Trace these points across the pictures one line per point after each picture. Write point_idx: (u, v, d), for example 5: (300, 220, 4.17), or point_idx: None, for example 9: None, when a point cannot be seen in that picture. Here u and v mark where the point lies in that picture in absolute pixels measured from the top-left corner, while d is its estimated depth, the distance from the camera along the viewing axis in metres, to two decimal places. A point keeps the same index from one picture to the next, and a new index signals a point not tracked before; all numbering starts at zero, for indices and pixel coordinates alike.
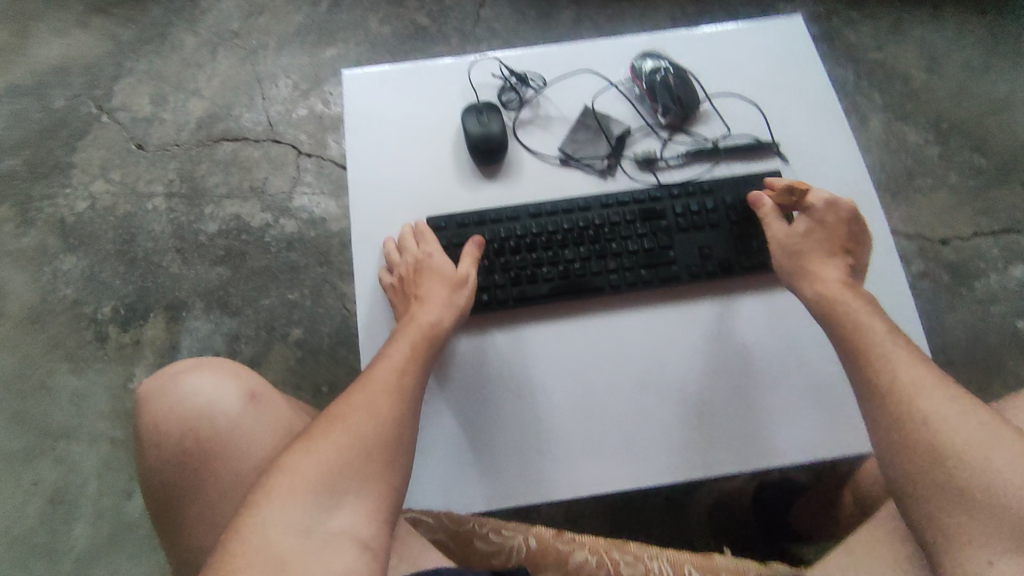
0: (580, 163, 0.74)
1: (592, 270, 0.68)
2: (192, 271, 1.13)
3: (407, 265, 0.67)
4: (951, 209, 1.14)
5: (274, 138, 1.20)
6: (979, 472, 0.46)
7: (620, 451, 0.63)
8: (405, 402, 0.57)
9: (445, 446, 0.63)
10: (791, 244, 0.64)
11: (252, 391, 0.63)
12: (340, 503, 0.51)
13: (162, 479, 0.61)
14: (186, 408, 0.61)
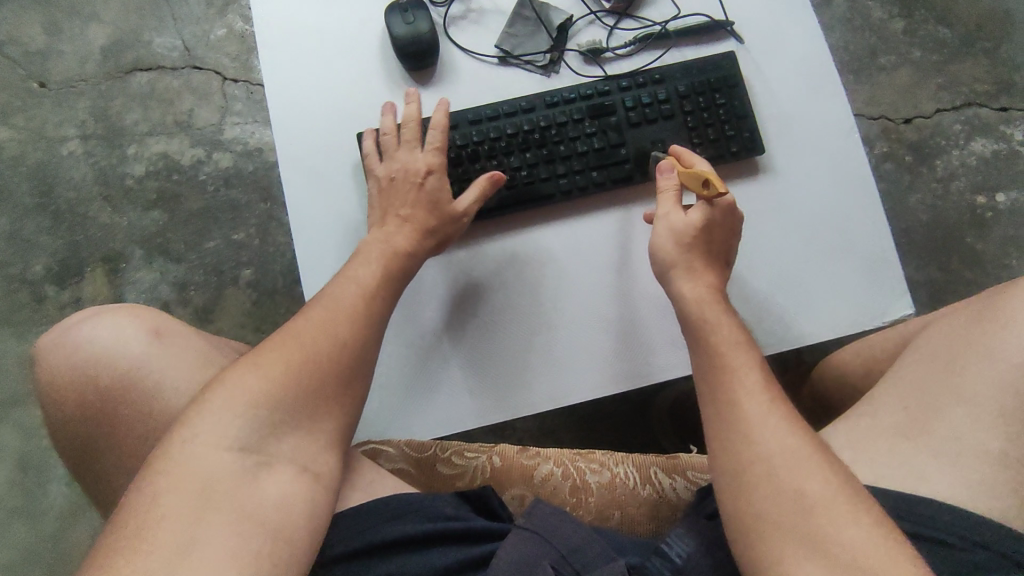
0: (520, 60, 0.68)
1: (540, 177, 0.64)
2: (125, 219, 1.05)
3: (406, 174, 0.62)
4: (915, 87, 1.09)
5: (192, 64, 1.08)
6: (828, 528, 0.44)
7: (582, 362, 0.62)
8: (365, 318, 0.55)
9: (405, 374, 0.61)
10: (685, 233, 0.58)
11: (157, 331, 0.58)
12: (286, 423, 0.48)
13: (71, 435, 0.57)
14: (84, 358, 0.56)
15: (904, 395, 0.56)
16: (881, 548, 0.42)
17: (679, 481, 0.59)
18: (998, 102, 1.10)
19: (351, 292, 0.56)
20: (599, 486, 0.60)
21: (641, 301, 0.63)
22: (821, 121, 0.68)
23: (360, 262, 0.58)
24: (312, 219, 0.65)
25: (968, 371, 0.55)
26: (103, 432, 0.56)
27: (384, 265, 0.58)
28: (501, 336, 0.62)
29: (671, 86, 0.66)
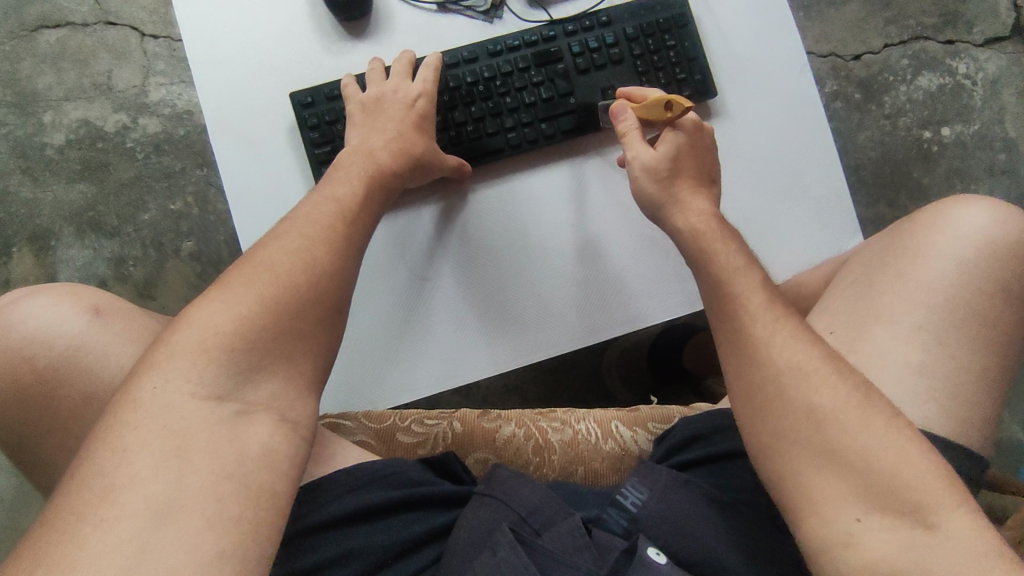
0: (461, 6, 0.64)
1: (488, 132, 0.61)
2: (49, 193, 0.98)
3: (395, 97, 0.58)
4: (864, 21, 1.09)
5: (105, 18, 0.99)
6: (842, 436, 0.43)
7: (553, 315, 0.61)
8: (346, 240, 0.49)
9: (372, 339, 0.59)
10: (663, 165, 0.55)
11: (94, 307, 0.54)
12: (261, 365, 0.41)
13: (8, 427, 0.51)
14: (16, 341, 0.51)
15: (834, 319, 0.57)
16: (896, 452, 0.42)
17: (640, 433, 0.60)
18: (944, 35, 1.11)
19: (327, 215, 0.49)
20: (561, 444, 0.60)
21: (605, 254, 0.62)
22: (773, 60, 0.66)
23: (341, 181, 0.52)
24: (248, 186, 0.61)
25: (885, 291, 0.56)
26: (45, 417, 0.51)
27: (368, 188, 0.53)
28: (467, 295, 0.60)
29: (619, 29, 0.63)
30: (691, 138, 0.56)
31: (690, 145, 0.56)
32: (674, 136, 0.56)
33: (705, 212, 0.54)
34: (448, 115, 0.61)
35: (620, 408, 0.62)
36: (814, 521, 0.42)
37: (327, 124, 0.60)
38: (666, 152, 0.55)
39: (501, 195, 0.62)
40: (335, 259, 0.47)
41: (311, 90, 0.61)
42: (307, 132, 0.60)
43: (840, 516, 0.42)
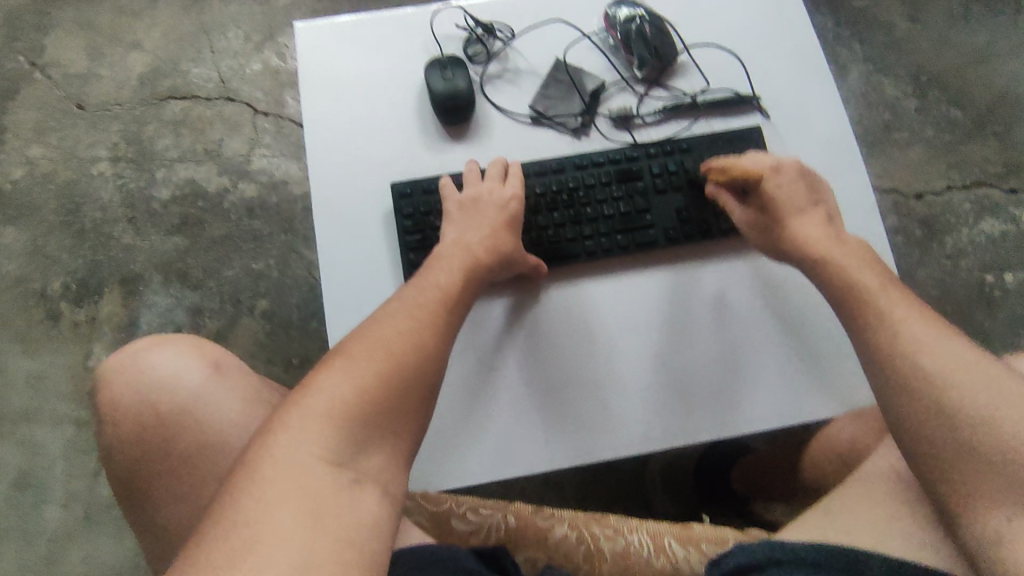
0: (553, 121, 0.71)
1: (567, 237, 0.65)
2: (147, 241, 1.06)
3: (491, 198, 0.62)
4: (926, 164, 1.14)
5: (227, 96, 1.12)
6: (986, 435, 0.44)
7: (637, 413, 0.62)
8: (445, 327, 0.52)
9: (458, 418, 0.61)
10: (759, 218, 0.61)
11: (214, 361, 0.61)
12: (374, 436, 0.44)
13: (123, 460, 0.58)
14: (146, 383, 0.59)
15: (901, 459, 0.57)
16: None
17: (694, 554, 0.59)
18: (1008, 184, 1.13)
19: (431, 302, 0.53)
20: (612, 553, 0.59)
21: (665, 364, 0.63)
22: (842, 196, 0.69)
23: (442, 270, 0.56)
24: (341, 262, 0.66)
25: None
26: (156, 457, 0.58)
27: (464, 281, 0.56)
28: (553, 385, 0.62)
29: (698, 156, 0.68)
30: (783, 181, 0.61)
31: (784, 187, 0.61)
32: (764, 190, 0.61)
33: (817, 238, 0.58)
34: (533, 217, 0.66)
35: (673, 523, 0.62)
36: (966, 514, 0.44)
37: (421, 214, 0.66)
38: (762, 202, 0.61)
39: (569, 295, 0.65)
40: (439, 345, 0.51)
41: (411, 183, 0.67)
42: (401, 220, 0.66)
43: (990, 515, 0.43)
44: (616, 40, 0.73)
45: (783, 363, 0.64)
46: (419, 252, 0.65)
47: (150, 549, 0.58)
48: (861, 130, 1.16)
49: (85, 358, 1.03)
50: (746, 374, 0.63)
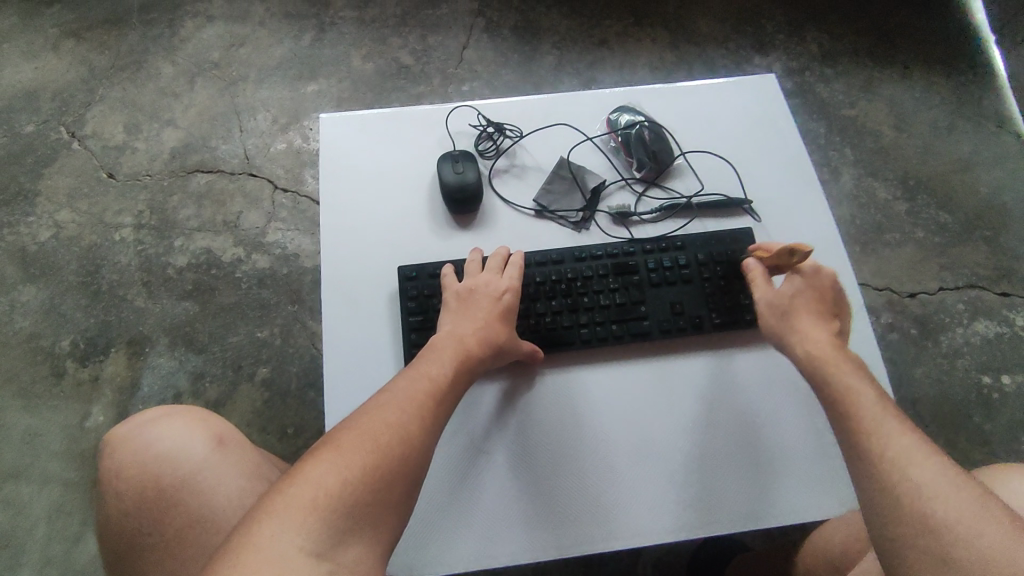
0: (555, 215, 0.75)
1: (564, 325, 0.68)
2: (158, 305, 1.09)
3: (487, 289, 0.65)
4: (918, 264, 1.18)
5: (250, 171, 1.19)
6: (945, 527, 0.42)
7: (624, 506, 0.62)
8: (434, 417, 0.53)
9: (443, 503, 0.61)
10: (782, 302, 0.62)
11: (218, 436, 0.63)
12: (355, 527, 0.44)
13: (118, 533, 0.59)
14: (150, 456, 0.61)
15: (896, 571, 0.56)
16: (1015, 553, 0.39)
17: None
18: (1000, 287, 1.16)
19: (421, 391, 0.54)
20: None
21: (649, 458, 0.64)
22: None
23: (435, 361, 0.57)
24: (344, 339, 0.68)
25: None
26: (149, 532, 0.58)
27: (457, 369, 0.57)
28: (539, 473, 0.63)
29: (691, 253, 0.71)
30: (815, 283, 0.62)
31: (813, 289, 0.62)
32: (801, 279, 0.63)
33: (826, 341, 0.58)
34: (532, 305, 0.68)
35: None
36: None
37: (425, 297, 0.68)
38: (787, 291, 0.62)
39: (554, 383, 0.67)
40: (426, 436, 0.51)
41: (417, 266, 0.70)
42: (405, 302, 0.68)
43: None
44: (617, 143, 0.79)
45: (767, 462, 0.64)
46: (420, 333, 0.67)
47: None
48: (853, 229, 1.20)
49: (82, 418, 1.03)
50: (730, 471, 0.63)
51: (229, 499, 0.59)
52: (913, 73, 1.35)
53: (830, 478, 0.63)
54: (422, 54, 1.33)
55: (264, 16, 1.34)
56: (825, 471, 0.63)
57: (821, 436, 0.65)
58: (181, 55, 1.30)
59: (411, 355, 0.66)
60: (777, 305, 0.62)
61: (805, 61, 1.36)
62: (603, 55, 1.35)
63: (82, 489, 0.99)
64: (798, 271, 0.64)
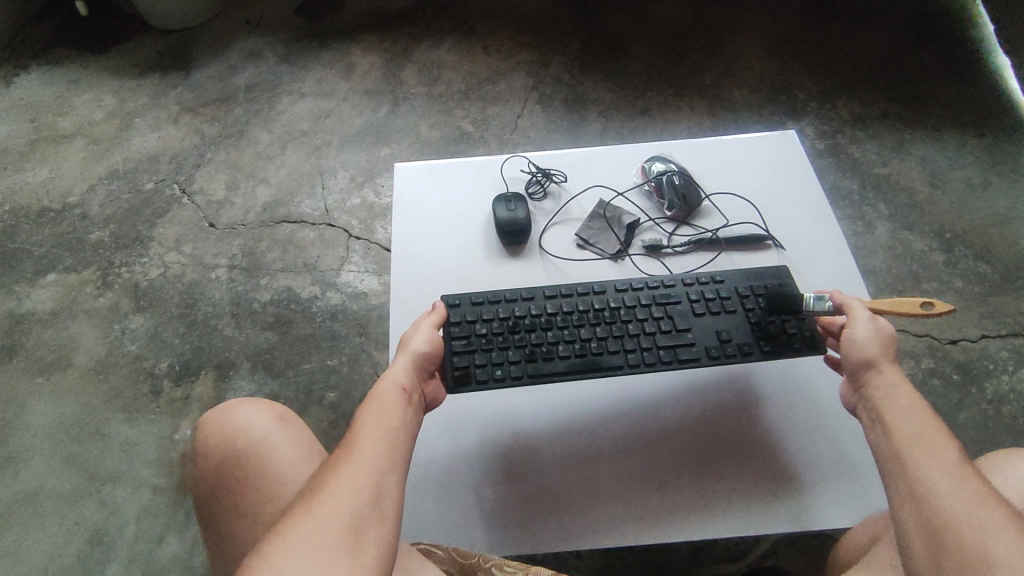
0: (595, 247, 0.85)
1: (608, 348, 0.70)
2: (244, 335, 1.24)
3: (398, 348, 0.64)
4: (958, 312, 1.20)
5: (328, 222, 1.36)
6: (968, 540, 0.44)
7: (627, 504, 0.65)
8: (369, 465, 0.52)
9: (464, 480, 0.66)
10: (894, 339, 0.60)
11: (281, 415, 0.73)
12: None
13: (206, 489, 0.71)
14: (228, 428, 0.71)
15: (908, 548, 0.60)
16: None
17: None
18: None
19: (347, 450, 0.53)
20: None
21: (677, 468, 0.67)
22: None
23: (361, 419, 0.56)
24: None
25: None
26: (229, 490, 0.69)
27: (372, 414, 0.56)
28: (547, 469, 0.67)
29: (732, 287, 0.74)
30: None
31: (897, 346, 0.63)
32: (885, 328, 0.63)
33: (898, 374, 0.58)
34: (576, 329, 0.71)
35: None
36: None
37: (467, 321, 0.70)
38: (887, 333, 0.60)
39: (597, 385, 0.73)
40: (381, 482, 0.51)
41: (458, 295, 0.73)
42: (448, 327, 0.70)
43: None
44: (650, 187, 0.90)
45: (798, 469, 0.66)
46: (460, 355, 0.68)
47: (220, 564, 0.70)
48: (889, 277, 1.25)
49: (173, 431, 1.16)
50: (767, 473, 0.66)
51: (287, 465, 0.69)
52: (945, 134, 1.42)
53: (830, 480, 0.66)
54: (482, 123, 1.50)
55: (347, 93, 1.56)
56: (825, 474, 0.66)
57: (818, 440, 0.68)
58: (276, 125, 1.52)
59: (452, 375, 0.67)
60: (886, 338, 0.60)
61: (836, 125, 1.45)
62: (644, 121, 1.49)
63: (169, 493, 1.11)
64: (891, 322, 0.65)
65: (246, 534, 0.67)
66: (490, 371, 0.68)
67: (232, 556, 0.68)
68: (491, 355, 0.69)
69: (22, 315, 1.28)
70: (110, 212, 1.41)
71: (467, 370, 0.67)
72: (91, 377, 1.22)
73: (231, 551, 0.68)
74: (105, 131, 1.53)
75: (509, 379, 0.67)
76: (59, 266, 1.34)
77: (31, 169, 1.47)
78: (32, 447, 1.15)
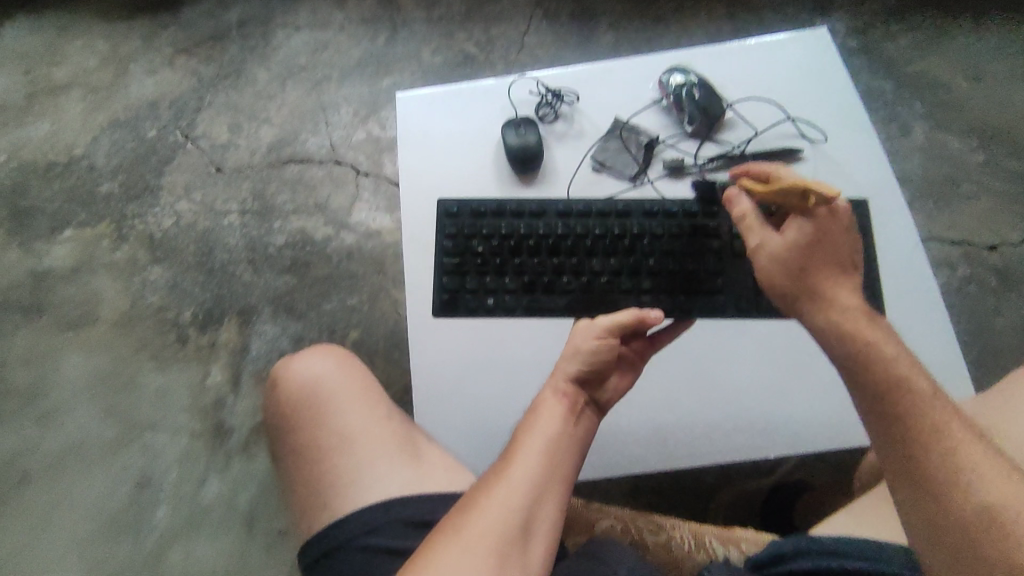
0: (612, 170, 0.82)
1: (620, 287, 0.71)
2: (263, 279, 1.24)
3: (588, 329, 0.62)
4: (997, 215, 1.15)
5: (336, 160, 1.33)
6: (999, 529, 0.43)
7: (647, 435, 0.72)
8: (540, 487, 0.55)
9: (496, 419, 0.72)
10: (791, 257, 0.56)
11: (344, 358, 0.81)
12: None
13: (279, 420, 0.77)
14: (298, 368, 0.78)
15: None
16: None
17: (733, 551, 0.69)
18: None
19: (522, 465, 0.55)
20: (656, 545, 0.69)
21: (693, 398, 0.72)
22: (891, 231, 0.76)
23: (539, 423, 0.58)
24: (422, 287, 0.77)
25: None
26: (300, 418, 0.76)
27: (559, 428, 0.58)
28: None
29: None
30: (829, 228, 0.56)
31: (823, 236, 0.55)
32: (810, 220, 0.56)
33: (846, 305, 0.54)
34: (589, 261, 0.73)
35: (714, 526, 0.72)
36: None
37: (463, 235, 0.75)
38: (780, 252, 0.56)
39: None
40: (532, 501, 0.54)
41: (458, 203, 0.76)
42: (443, 239, 0.75)
43: None
44: (668, 101, 0.84)
45: (806, 392, 0.72)
46: (453, 275, 0.74)
47: (288, 486, 0.75)
48: (925, 183, 1.18)
49: (204, 377, 1.19)
50: (780, 400, 0.72)
51: (354, 397, 0.77)
52: (988, 23, 1.31)
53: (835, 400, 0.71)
54: (486, 44, 1.42)
55: (343, 20, 1.48)
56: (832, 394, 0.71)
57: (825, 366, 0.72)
58: (273, 61, 1.45)
59: (442, 298, 0.74)
60: (787, 259, 0.56)
61: (869, 19, 1.34)
62: (660, 30, 1.39)
63: (208, 437, 1.15)
64: (805, 214, 0.57)
65: (318, 453, 0.74)
66: (482, 299, 0.73)
67: (301, 477, 0.74)
68: (492, 280, 0.73)
69: (45, 272, 1.29)
70: (116, 163, 1.39)
71: (455, 295, 0.74)
72: (119, 329, 1.23)
73: (299, 473, 0.74)
74: (99, 78, 1.48)
75: (499, 310, 0.73)
76: (73, 222, 1.33)
77: (32, 123, 1.44)
78: (71, 399, 1.19)
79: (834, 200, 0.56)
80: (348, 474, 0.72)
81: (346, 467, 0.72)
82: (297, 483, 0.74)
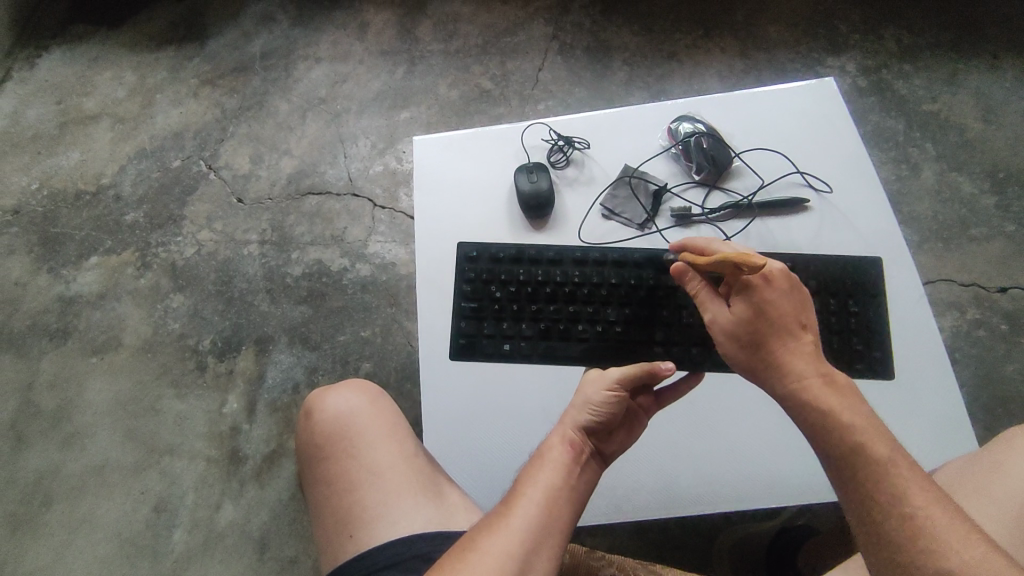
0: (621, 217, 0.83)
1: (634, 337, 0.74)
2: (280, 310, 1.27)
3: (596, 383, 0.64)
4: (1009, 258, 1.15)
5: (353, 192, 1.36)
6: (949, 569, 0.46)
7: (651, 484, 0.72)
8: (536, 534, 0.56)
9: (508, 460, 0.74)
10: (742, 332, 0.58)
11: (373, 395, 0.84)
12: None
13: (310, 454, 0.80)
14: (330, 404, 0.82)
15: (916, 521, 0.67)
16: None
17: None
18: None
19: (522, 512, 0.57)
20: None
21: (696, 446, 0.74)
22: (897, 282, 0.77)
23: (543, 471, 0.60)
24: (434, 328, 0.79)
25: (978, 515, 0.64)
26: (329, 451, 0.79)
27: (561, 477, 0.59)
28: None
29: (804, 274, 0.74)
30: (772, 303, 0.57)
31: (768, 310, 0.57)
32: (749, 297, 0.58)
33: (810, 375, 0.55)
34: (604, 309, 0.75)
35: None
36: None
37: (482, 281, 0.78)
38: (733, 326, 0.58)
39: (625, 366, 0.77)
40: (530, 551, 0.55)
41: (478, 247, 0.80)
42: (463, 284, 0.79)
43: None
44: (677, 149, 0.86)
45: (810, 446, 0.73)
46: (470, 320, 0.77)
47: (315, 520, 0.77)
48: (935, 224, 1.19)
49: (221, 405, 1.22)
50: (783, 452, 0.73)
51: (382, 432, 0.79)
52: (1001, 63, 1.31)
53: None
54: (502, 79, 1.45)
55: (363, 54, 1.52)
56: None
57: None
58: (294, 94, 1.49)
59: (461, 343, 0.77)
60: (736, 335, 0.58)
61: (882, 58, 1.35)
62: (672, 67, 1.41)
63: (223, 463, 1.19)
64: (746, 284, 0.59)
65: (344, 485, 0.76)
66: (498, 344, 0.76)
67: (327, 509, 0.76)
68: (508, 326, 0.76)
69: (71, 298, 1.34)
70: (142, 192, 1.43)
71: (473, 340, 0.77)
72: (140, 355, 1.27)
73: (326, 506, 0.76)
74: (127, 109, 1.54)
75: (516, 356, 0.76)
76: (100, 249, 1.38)
77: (63, 152, 1.50)
78: (94, 423, 1.23)
79: (768, 270, 0.58)
80: (371, 505, 0.74)
81: (371, 501, 0.74)
82: (323, 516, 0.76)
